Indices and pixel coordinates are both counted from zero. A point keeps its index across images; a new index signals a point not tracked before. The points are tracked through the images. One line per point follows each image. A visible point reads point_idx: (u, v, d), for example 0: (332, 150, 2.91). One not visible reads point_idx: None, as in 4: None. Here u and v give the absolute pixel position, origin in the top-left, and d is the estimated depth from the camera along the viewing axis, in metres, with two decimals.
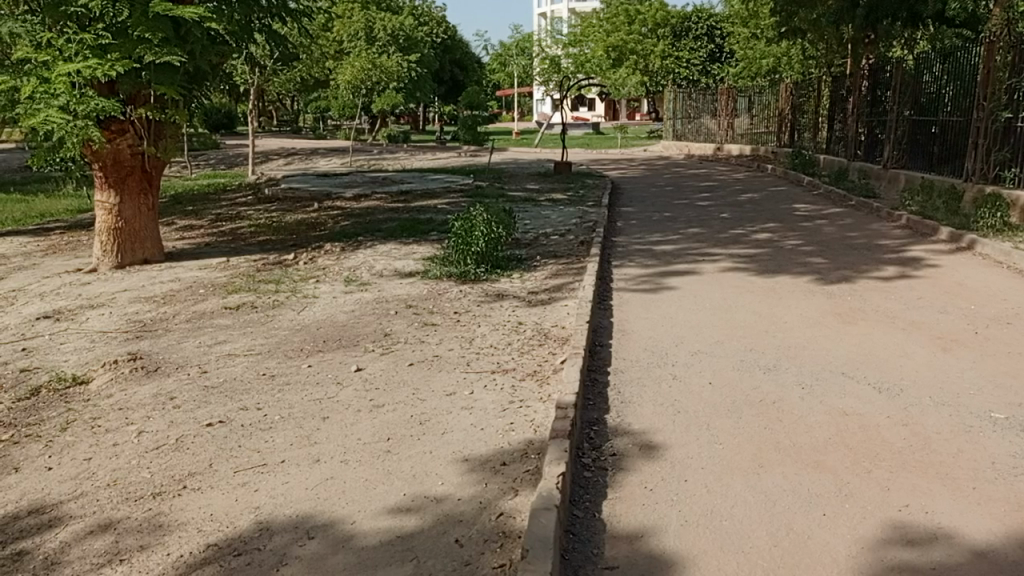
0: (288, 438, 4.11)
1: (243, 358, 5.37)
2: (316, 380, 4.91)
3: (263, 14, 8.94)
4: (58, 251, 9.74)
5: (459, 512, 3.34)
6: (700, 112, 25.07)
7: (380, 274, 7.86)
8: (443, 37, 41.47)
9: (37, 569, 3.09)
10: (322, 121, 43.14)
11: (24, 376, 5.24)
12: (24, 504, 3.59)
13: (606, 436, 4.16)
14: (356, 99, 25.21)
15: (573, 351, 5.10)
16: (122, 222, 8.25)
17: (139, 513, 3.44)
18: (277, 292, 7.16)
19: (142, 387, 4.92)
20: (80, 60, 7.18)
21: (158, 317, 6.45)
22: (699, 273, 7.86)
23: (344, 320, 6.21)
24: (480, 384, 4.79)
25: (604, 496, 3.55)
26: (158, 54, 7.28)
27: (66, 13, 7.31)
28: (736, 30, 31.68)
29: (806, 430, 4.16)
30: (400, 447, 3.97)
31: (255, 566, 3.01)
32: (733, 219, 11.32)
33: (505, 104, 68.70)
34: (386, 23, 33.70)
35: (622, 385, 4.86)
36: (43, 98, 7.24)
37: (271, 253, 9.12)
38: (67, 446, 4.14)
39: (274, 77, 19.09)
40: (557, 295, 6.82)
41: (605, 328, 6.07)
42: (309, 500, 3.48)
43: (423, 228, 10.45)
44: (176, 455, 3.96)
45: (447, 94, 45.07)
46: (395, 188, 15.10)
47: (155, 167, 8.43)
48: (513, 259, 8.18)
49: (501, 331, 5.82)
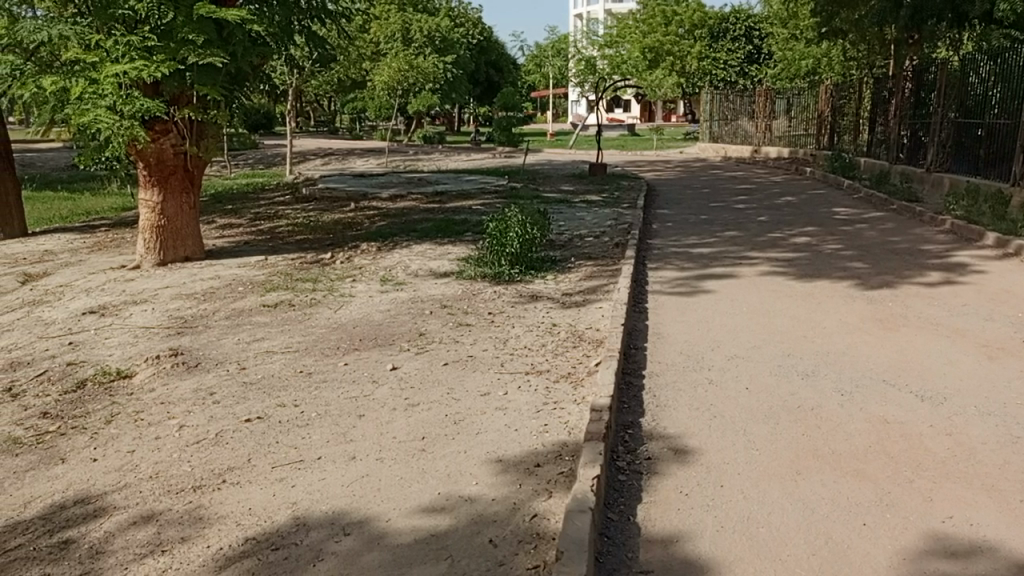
0: (324, 435, 4.16)
1: (281, 356, 5.45)
2: (352, 378, 4.96)
3: (303, 16, 9.09)
4: (104, 248, 9.98)
5: (493, 512, 3.35)
6: (738, 114, 24.87)
7: (415, 273, 7.91)
8: (479, 38, 41.74)
9: (83, 559, 3.17)
10: (359, 122, 43.67)
11: (71, 370, 5.40)
12: (69, 495, 3.70)
13: (641, 439, 4.13)
14: (392, 99, 25.41)
15: (607, 353, 5.09)
16: (165, 220, 8.43)
17: (180, 505, 3.52)
18: (314, 290, 7.26)
19: (183, 381, 5.02)
20: (127, 62, 7.33)
21: (197, 314, 6.57)
22: (738, 277, 7.78)
23: (380, 319, 6.27)
24: (513, 384, 4.80)
25: (639, 499, 3.53)
26: (201, 55, 7.46)
27: (114, 16, 7.46)
28: (774, 30, 31.27)
29: (845, 437, 4.09)
30: (435, 447, 3.99)
31: (291, 561, 3.05)
32: (770, 222, 11.20)
33: (539, 104, 68.57)
34: (422, 24, 34.02)
35: (657, 388, 4.83)
36: (92, 98, 7.41)
37: (309, 252, 9.24)
38: (111, 438, 4.26)
39: (313, 77, 19.36)
40: (591, 297, 6.80)
41: (640, 330, 6.04)
42: (345, 496, 3.52)
43: (458, 229, 10.52)
44: (216, 450, 4.04)
45: (483, 95, 45.37)
46: (430, 189, 15.19)
47: (197, 167, 8.59)
48: (547, 260, 8.18)
49: (535, 333, 5.82)
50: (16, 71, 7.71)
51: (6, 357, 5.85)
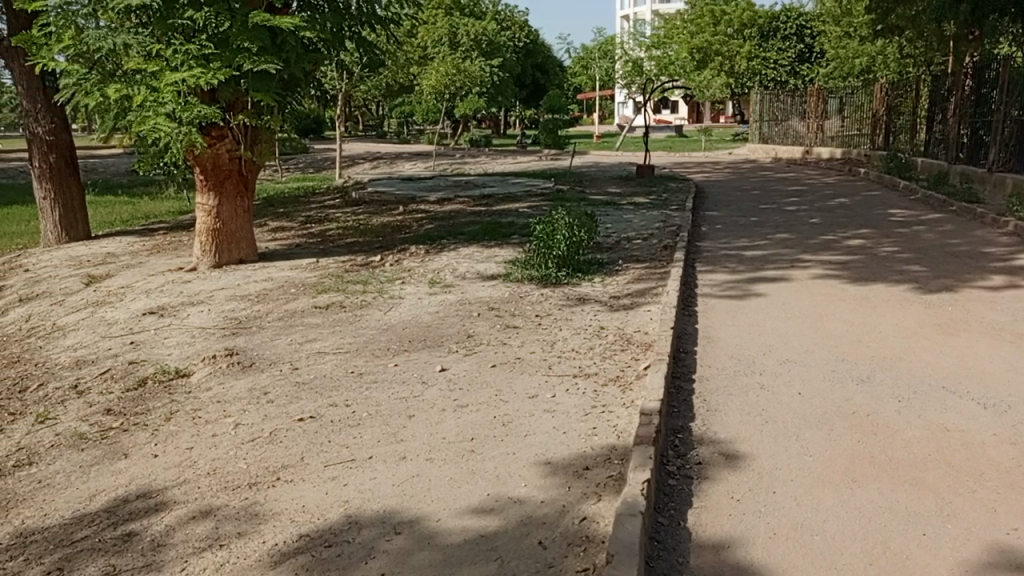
0: (376, 434, 4.23)
1: (332, 356, 5.55)
2: (402, 379, 5.03)
3: (354, 22, 9.18)
4: (162, 250, 10.29)
5: (542, 514, 3.36)
6: (788, 114, 24.41)
7: (462, 276, 7.97)
8: (525, 41, 41.87)
9: (145, 551, 3.29)
10: (407, 126, 44.18)
11: (133, 368, 5.60)
12: (132, 489, 3.84)
13: (691, 444, 4.09)
14: (439, 103, 25.63)
15: (657, 357, 5.05)
16: (220, 224, 8.67)
17: (237, 501, 3.61)
18: (364, 292, 7.37)
19: (238, 380, 5.16)
20: (186, 70, 7.57)
21: (252, 315, 6.73)
22: (790, 280, 7.64)
23: (428, 321, 6.33)
24: (562, 387, 4.80)
25: (690, 504, 3.50)
26: (256, 62, 7.65)
27: (173, 26, 7.68)
28: (827, 28, 30.66)
29: (903, 445, 3.99)
30: (484, 448, 4.02)
31: (344, 558, 3.11)
32: (823, 224, 10.97)
33: (585, 106, 68.37)
34: (469, 28, 34.26)
35: (707, 393, 4.77)
36: (153, 106, 7.65)
37: (359, 255, 9.37)
38: (171, 435, 4.41)
39: (362, 83, 19.66)
40: (640, 300, 6.76)
41: (690, 334, 5.98)
42: (396, 496, 3.57)
43: (505, 231, 10.55)
44: (271, 448, 4.13)
45: (529, 98, 45.49)
46: (477, 192, 15.27)
47: (251, 171, 8.79)
48: (594, 263, 8.16)
49: (582, 335, 5.81)
50: (81, 80, 7.86)
51: (72, 356, 6.09)
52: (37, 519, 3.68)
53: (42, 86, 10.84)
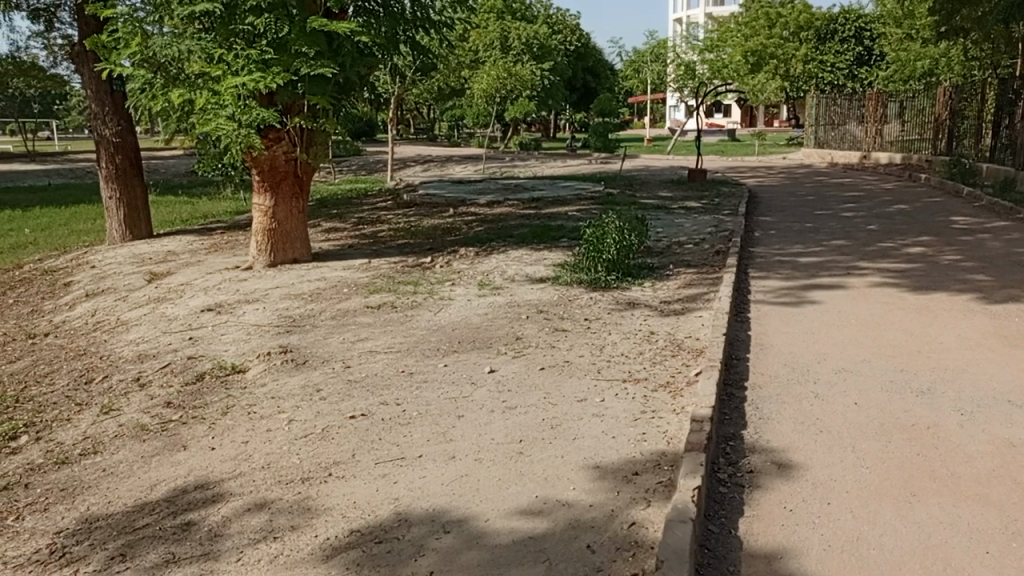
0: (426, 434, 4.28)
1: (383, 355, 5.63)
2: (452, 379, 5.07)
3: (408, 27, 9.30)
4: (219, 249, 10.57)
5: (590, 518, 3.35)
6: (846, 118, 23.84)
7: (512, 278, 8.00)
8: (577, 45, 41.86)
9: (203, 540, 3.38)
10: (457, 129, 44.58)
11: (191, 363, 5.77)
12: (191, 480, 3.95)
13: (743, 452, 4.03)
14: (490, 107, 25.78)
15: (709, 363, 4.99)
16: (276, 224, 8.87)
17: (290, 495, 3.69)
18: (415, 293, 7.46)
19: (292, 377, 5.27)
20: (246, 74, 7.74)
21: (306, 313, 6.86)
22: (846, 288, 7.47)
23: (478, 322, 6.37)
24: (611, 392, 4.77)
25: (741, 513, 3.44)
26: (313, 66, 7.80)
27: (235, 31, 7.91)
28: (888, 30, 29.92)
29: (965, 459, 3.87)
30: (532, 450, 4.02)
31: (394, 554, 3.15)
32: (881, 231, 10.69)
33: (636, 109, 68.01)
34: (520, 32, 34.43)
35: (759, 401, 4.69)
36: (214, 109, 7.84)
37: (409, 256, 9.47)
38: (227, 429, 4.53)
39: (414, 86, 19.91)
40: (691, 305, 6.69)
41: (742, 340, 5.89)
42: (445, 495, 3.60)
43: (554, 235, 10.55)
44: (323, 444, 4.21)
45: (579, 101, 45.49)
46: (526, 195, 15.31)
47: (306, 173, 8.96)
48: (644, 268, 8.10)
49: (632, 340, 5.77)
50: (146, 84, 8.13)
51: (134, 351, 6.30)
52: (102, 506, 3.82)
53: (109, 90, 11.21)
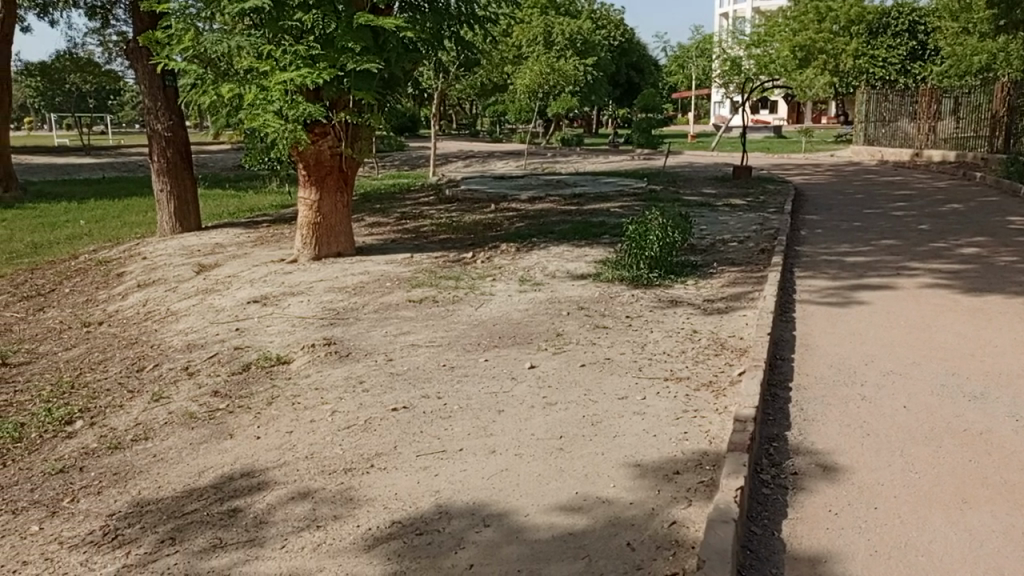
0: (466, 428, 4.30)
1: (425, 349, 5.67)
2: (492, 374, 5.09)
3: (453, 22, 9.34)
4: (265, 242, 10.76)
5: (630, 515, 3.34)
6: (897, 115, 23.21)
7: (553, 274, 7.99)
8: (621, 40, 41.55)
9: (248, 527, 3.46)
10: (499, 125, 44.66)
11: (238, 353, 5.89)
12: (237, 467, 4.04)
13: (787, 453, 3.97)
14: (532, 103, 25.75)
15: (752, 363, 4.93)
16: (321, 217, 8.99)
17: (333, 485, 3.75)
18: (456, 288, 7.50)
19: (335, 369, 5.35)
20: (294, 70, 7.89)
21: (349, 307, 6.95)
22: (896, 289, 7.30)
23: (519, 318, 6.38)
24: (652, 390, 4.74)
25: (784, 515, 3.39)
26: (358, 62, 7.90)
27: (283, 27, 8.03)
28: (944, 24, 29.07)
29: (1019, 466, 3.76)
30: (572, 446, 4.02)
31: (435, 546, 3.18)
32: (933, 231, 10.41)
33: (680, 106, 67.33)
34: (564, 28, 34.31)
35: (804, 402, 4.62)
36: (262, 104, 7.97)
37: (451, 251, 9.52)
38: (272, 419, 4.62)
39: (457, 82, 19.99)
40: (735, 304, 6.61)
41: (787, 341, 5.80)
42: (486, 488, 3.62)
43: (596, 231, 10.50)
44: (365, 435, 4.26)
45: (622, 97, 45.19)
46: (568, 191, 15.27)
47: (351, 168, 9.07)
48: (688, 265, 8.02)
49: (674, 338, 5.73)
50: (197, 79, 8.31)
51: (183, 340, 6.46)
52: (152, 490, 3.94)
53: (161, 85, 11.48)
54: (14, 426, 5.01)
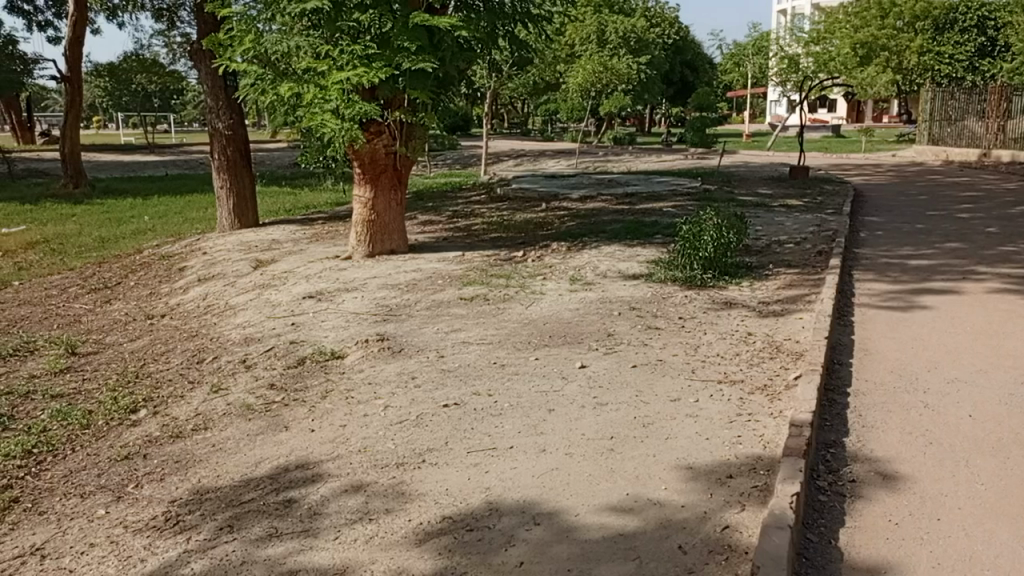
0: (517, 425, 4.31)
1: (476, 347, 5.70)
2: (543, 373, 5.09)
3: (507, 21, 9.36)
4: (320, 239, 10.96)
5: (682, 518, 3.30)
6: (964, 113, 22.38)
7: (604, 274, 7.94)
8: (675, 38, 41.08)
9: (303, 517, 3.53)
10: (550, 124, 44.61)
11: (294, 347, 6.01)
12: (292, 459, 4.13)
13: (844, 460, 3.87)
14: (585, 101, 25.64)
15: (809, 367, 4.82)
16: (375, 215, 9.12)
17: (385, 479, 3.80)
18: (507, 286, 7.51)
19: (388, 364, 5.42)
20: (351, 69, 7.98)
21: (401, 303, 7.02)
22: (961, 293, 7.05)
23: (569, 318, 6.36)
24: (705, 393, 4.68)
25: (842, 523, 3.32)
26: (414, 61, 7.97)
27: (340, 27, 8.13)
28: (1016, 19, 27.92)
29: None
30: (623, 447, 3.99)
31: (484, 543, 3.20)
32: (1002, 234, 10.03)
33: (736, 104, 66.28)
34: (617, 26, 34.08)
35: (863, 408, 4.50)
36: (319, 104, 8.11)
37: (502, 250, 9.55)
38: (326, 412, 4.70)
39: (510, 81, 20.03)
40: (791, 307, 6.47)
41: (845, 345, 5.66)
42: (535, 487, 3.63)
43: (648, 231, 10.40)
44: (417, 431, 4.31)
45: (675, 95, 44.69)
46: (621, 190, 15.16)
47: (405, 166, 9.17)
48: (742, 267, 7.89)
49: (728, 341, 5.64)
50: (258, 79, 8.48)
51: (242, 334, 6.63)
52: (211, 479, 4.05)
53: (224, 85, 11.76)
54: (82, 413, 5.21)
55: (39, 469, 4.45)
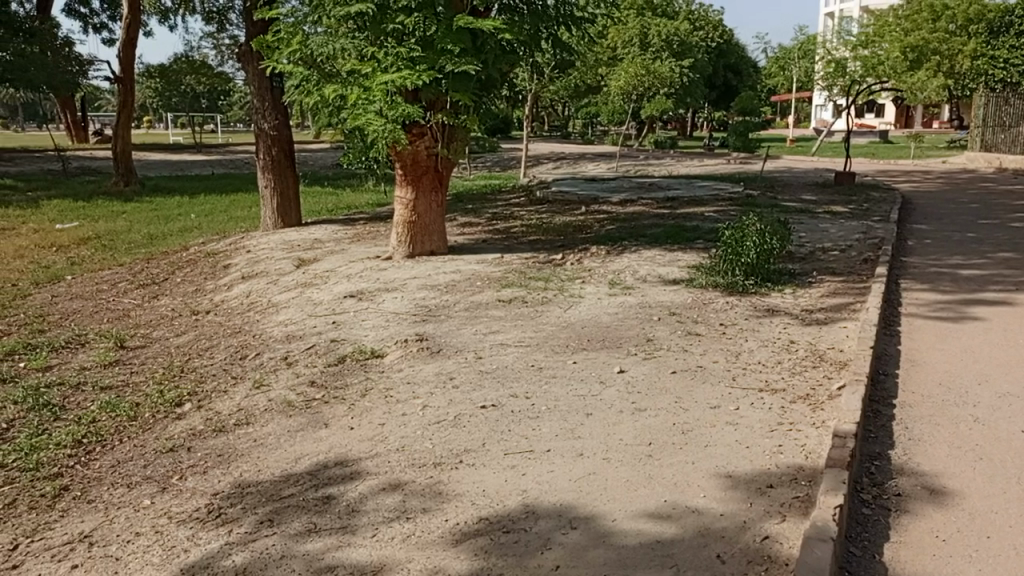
0: (554, 429, 4.31)
1: (514, 349, 5.71)
2: (580, 377, 5.07)
3: (550, 24, 9.38)
4: (362, 239, 11.08)
5: (720, 527, 3.26)
6: (1019, 119, 21.78)
7: (643, 279, 7.89)
8: (719, 41, 40.68)
9: (341, 514, 3.57)
10: (591, 127, 44.52)
11: (334, 345, 6.09)
12: (331, 456, 4.18)
13: (889, 473, 3.79)
14: (626, 105, 25.52)
15: (853, 377, 4.72)
16: (416, 216, 9.20)
17: (423, 478, 3.83)
18: (546, 289, 7.51)
19: (427, 364, 5.46)
20: (394, 71, 8.05)
21: (440, 304, 7.07)
22: (1013, 304, 6.86)
23: (608, 322, 6.33)
24: (746, 401, 4.61)
25: (886, 537, 3.24)
26: (457, 64, 8.02)
27: (385, 30, 8.20)
28: None
29: None
30: (662, 454, 3.96)
31: (521, 545, 3.20)
32: None
33: (780, 109, 65.41)
34: (660, 29, 33.88)
35: (909, 420, 4.39)
36: (363, 105, 8.19)
37: (541, 252, 9.55)
38: (365, 410, 4.75)
39: (551, 84, 20.04)
40: (835, 315, 6.36)
41: (891, 355, 5.54)
42: (572, 491, 3.62)
43: (689, 236, 10.31)
44: (454, 431, 4.33)
45: (718, 100, 44.27)
46: (662, 194, 15.05)
47: (446, 168, 9.24)
48: (785, 274, 7.77)
49: (770, 348, 5.56)
50: (303, 81, 8.61)
51: (284, 331, 6.74)
52: (252, 473, 4.12)
53: (270, 86, 12.00)
54: (129, 405, 5.34)
55: (89, 459, 4.57)
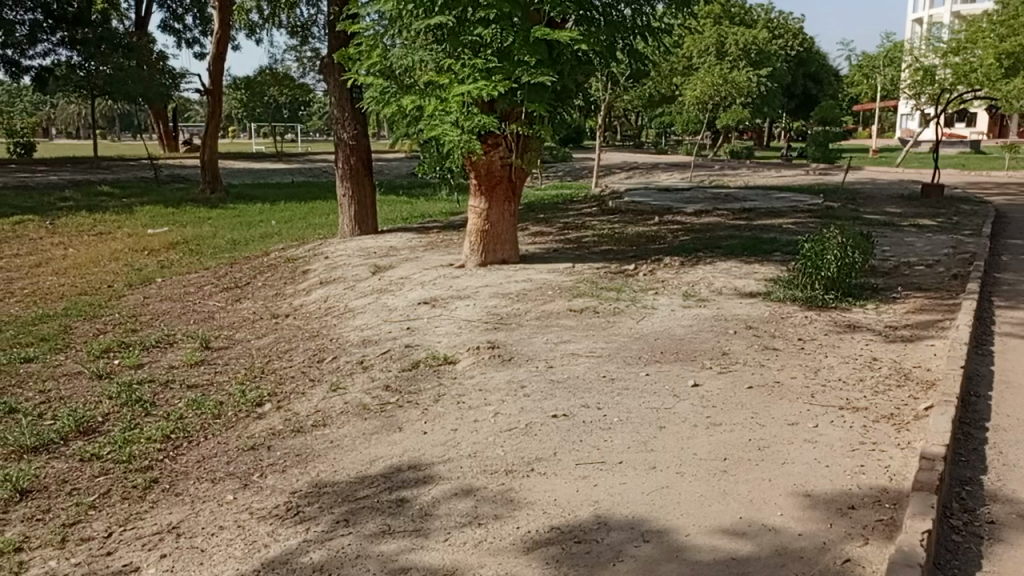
0: (625, 440, 4.28)
1: (585, 359, 5.69)
2: (653, 389, 5.02)
3: (626, 34, 9.36)
4: (435, 247, 11.25)
5: (799, 548, 3.17)
6: None
7: (718, 291, 7.76)
8: (799, 50, 39.74)
9: (414, 517, 3.63)
10: (664, 137, 44.04)
11: (408, 351, 6.20)
12: (404, 460, 4.26)
13: (982, 499, 3.61)
14: (702, 114, 25.15)
15: (942, 398, 4.52)
16: (489, 226, 9.29)
17: (494, 485, 3.86)
18: (618, 299, 7.47)
19: (499, 372, 5.50)
20: (471, 82, 8.12)
21: (511, 312, 7.11)
22: None
23: (682, 334, 6.24)
24: (826, 418, 4.48)
25: (978, 566, 3.09)
26: (533, 74, 8.06)
27: (462, 41, 8.29)
28: None
29: None
30: (737, 469, 3.88)
31: (593, 556, 3.18)
32: None
33: (863, 119, 63.32)
34: (738, 38, 33.29)
35: (1004, 445, 4.18)
36: (440, 116, 8.29)
37: (613, 263, 9.50)
38: (438, 416, 4.82)
39: (625, 93, 19.92)
40: (922, 332, 6.10)
41: (982, 376, 5.28)
42: (645, 504, 3.58)
43: (765, 248, 10.08)
44: (526, 440, 4.35)
45: (796, 109, 43.20)
46: (737, 205, 14.77)
47: (520, 178, 9.29)
48: (868, 289, 7.51)
49: (852, 365, 5.38)
50: (382, 92, 8.80)
51: (359, 336, 6.90)
52: (329, 473, 4.23)
53: (350, 96, 12.37)
54: (213, 403, 5.56)
55: (176, 453, 4.78)
